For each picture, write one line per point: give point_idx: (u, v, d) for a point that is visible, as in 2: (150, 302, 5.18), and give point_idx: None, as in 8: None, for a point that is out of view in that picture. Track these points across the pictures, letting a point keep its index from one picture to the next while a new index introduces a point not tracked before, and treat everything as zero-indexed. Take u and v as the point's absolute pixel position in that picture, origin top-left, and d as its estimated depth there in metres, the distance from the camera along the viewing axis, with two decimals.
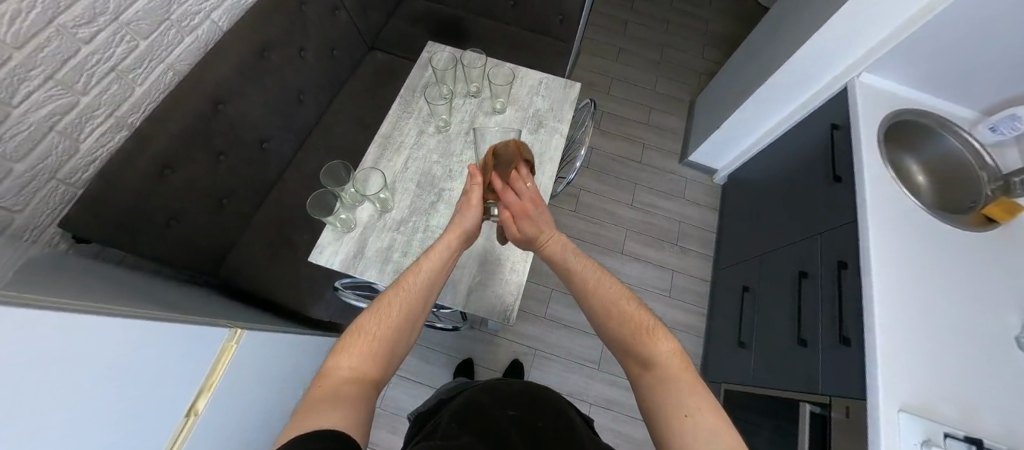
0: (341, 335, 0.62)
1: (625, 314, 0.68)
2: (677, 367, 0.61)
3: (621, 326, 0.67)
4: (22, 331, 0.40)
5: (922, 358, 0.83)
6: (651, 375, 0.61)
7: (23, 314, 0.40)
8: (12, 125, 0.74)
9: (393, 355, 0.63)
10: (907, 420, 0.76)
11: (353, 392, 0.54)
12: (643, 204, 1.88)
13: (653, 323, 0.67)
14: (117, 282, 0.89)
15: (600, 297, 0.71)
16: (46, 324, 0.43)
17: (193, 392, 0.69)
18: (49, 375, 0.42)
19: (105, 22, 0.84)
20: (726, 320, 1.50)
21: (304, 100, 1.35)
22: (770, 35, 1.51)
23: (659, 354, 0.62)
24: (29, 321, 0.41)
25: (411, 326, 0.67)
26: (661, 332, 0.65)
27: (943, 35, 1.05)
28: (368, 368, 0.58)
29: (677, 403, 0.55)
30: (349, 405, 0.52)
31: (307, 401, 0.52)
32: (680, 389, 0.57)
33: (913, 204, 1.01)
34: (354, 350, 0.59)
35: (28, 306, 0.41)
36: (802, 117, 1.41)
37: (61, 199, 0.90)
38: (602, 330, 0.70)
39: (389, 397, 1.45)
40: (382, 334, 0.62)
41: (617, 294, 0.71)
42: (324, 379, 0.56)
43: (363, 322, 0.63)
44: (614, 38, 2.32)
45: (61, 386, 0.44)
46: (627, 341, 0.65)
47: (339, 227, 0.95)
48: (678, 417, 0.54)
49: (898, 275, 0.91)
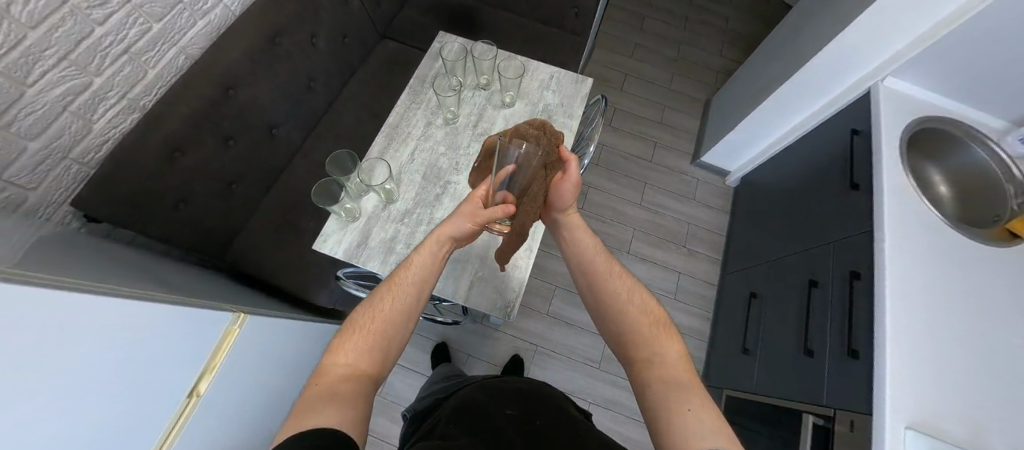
0: (336, 333, 0.62)
1: (639, 312, 0.70)
2: (683, 370, 0.61)
3: (634, 321, 0.69)
4: (23, 311, 0.40)
5: (933, 374, 0.80)
6: (654, 373, 0.60)
7: (24, 294, 0.40)
8: (27, 104, 0.76)
9: (390, 351, 0.63)
10: (915, 438, 0.74)
11: (350, 389, 0.54)
12: (652, 204, 1.85)
13: (665, 326, 0.68)
14: (126, 262, 0.91)
15: (619, 291, 0.73)
16: (52, 302, 0.44)
17: (195, 374, 0.71)
18: (53, 353, 0.43)
19: (119, 3, 0.84)
20: (731, 325, 1.47)
21: (314, 87, 1.35)
22: (792, 34, 1.46)
23: (667, 354, 0.63)
24: (30, 302, 0.41)
25: (406, 321, 0.66)
26: (672, 336, 0.67)
27: (975, 39, 1.01)
28: (365, 365, 0.58)
29: (679, 399, 0.55)
30: (346, 401, 0.51)
31: (304, 401, 0.51)
32: (683, 387, 0.57)
33: (933, 215, 0.98)
34: (350, 347, 0.59)
35: (35, 285, 0.42)
36: (821, 120, 1.37)
37: (74, 178, 0.91)
38: (613, 324, 0.71)
39: (389, 385, 1.47)
40: (378, 330, 0.62)
41: (635, 291, 0.73)
42: (320, 377, 0.56)
43: (358, 320, 0.63)
44: (630, 33, 2.27)
45: (65, 365, 0.44)
46: (637, 336, 0.67)
47: (344, 216, 0.95)
48: (679, 411, 0.53)
49: (913, 287, 0.88)
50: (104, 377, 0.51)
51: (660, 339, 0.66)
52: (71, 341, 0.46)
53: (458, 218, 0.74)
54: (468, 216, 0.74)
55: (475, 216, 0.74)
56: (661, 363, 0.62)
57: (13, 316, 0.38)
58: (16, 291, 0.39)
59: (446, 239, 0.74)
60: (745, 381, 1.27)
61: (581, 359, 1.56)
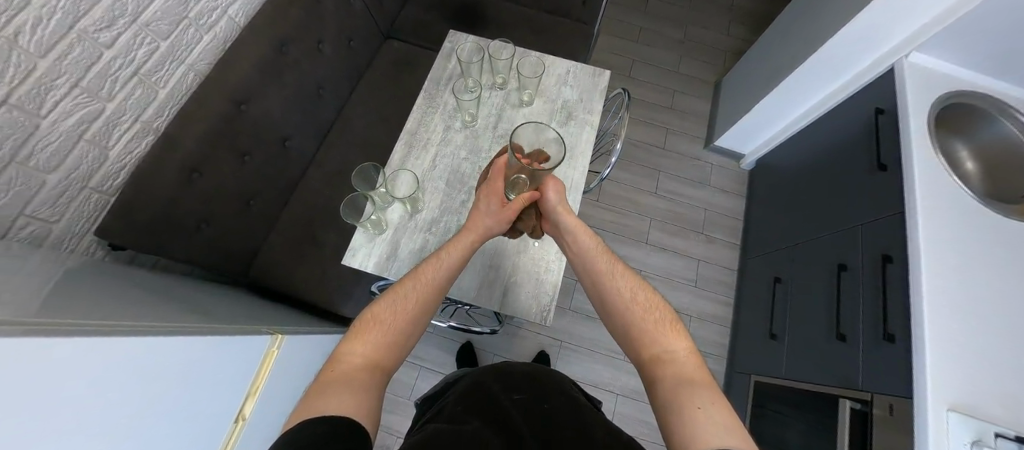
0: (354, 322, 0.60)
1: (644, 308, 0.65)
2: (695, 368, 0.56)
3: (639, 318, 0.64)
4: (67, 373, 0.38)
5: (976, 355, 0.80)
6: (664, 370, 0.56)
7: (65, 356, 0.38)
8: (43, 136, 0.73)
9: (405, 344, 0.61)
10: (958, 420, 0.74)
11: (365, 379, 0.52)
12: (667, 192, 1.83)
13: (671, 320, 0.64)
14: (155, 286, 0.90)
15: (621, 289, 0.68)
16: (102, 348, 0.43)
17: (241, 398, 0.73)
18: (98, 403, 0.42)
19: (124, 24, 0.81)
20: (756, 310, 1.48)
21: (323, 95, 1.33)
22: (804, 11, 1.43)
23: (676, 349, 0.59)
24: (75, 361, 0.39)
25: (424, 317, 0.64)
26: (679, 331, 0.62)
27: (1002, 15, 0.98)
28: (381, 356, 0.57)
29: (690, 394, 0.50)
30: (361, 392, 0.50)
31: (318, 386, 0.49)
32: (694, 383, 0.53)
33: (965, 192, 0.96)
34: (367, 335, 0.58)
35: (78, 336, 0.40)
36: (839, 100, 1.35)
37: (95, 207, 0.90)
38: (615, 324, 0.67)
39: (419, 389, 1.48)
40: (398, 321, 0.60)
41: (636, 288, 0.69)
42: (335, 363, 0.54)
43: (378, 310, 0.61)
44: (634, 16, 2.22)
45: (111, 413, 0.43)
46: (642, 333, 0.62)
47: (371, 229, 0.93)
48: (689, 409, 0.48)
49: (951, 269, 0.87)
50: (154, 416, 0.51)
51: (667, 334, 0.61)
52: (115, 391, 0.44)
53: (485, 198, 0.75)
54: (492, 192, 0.75)
55: (496, 190, 0.75)
56: (669, 358, 0.58)
57: (53, 378, 0.36)
58: (61, 345, 0.38)
59: (483, 238, 0.74)
60: (776, 367, 1.28)
61: (606, 351, 1.57)
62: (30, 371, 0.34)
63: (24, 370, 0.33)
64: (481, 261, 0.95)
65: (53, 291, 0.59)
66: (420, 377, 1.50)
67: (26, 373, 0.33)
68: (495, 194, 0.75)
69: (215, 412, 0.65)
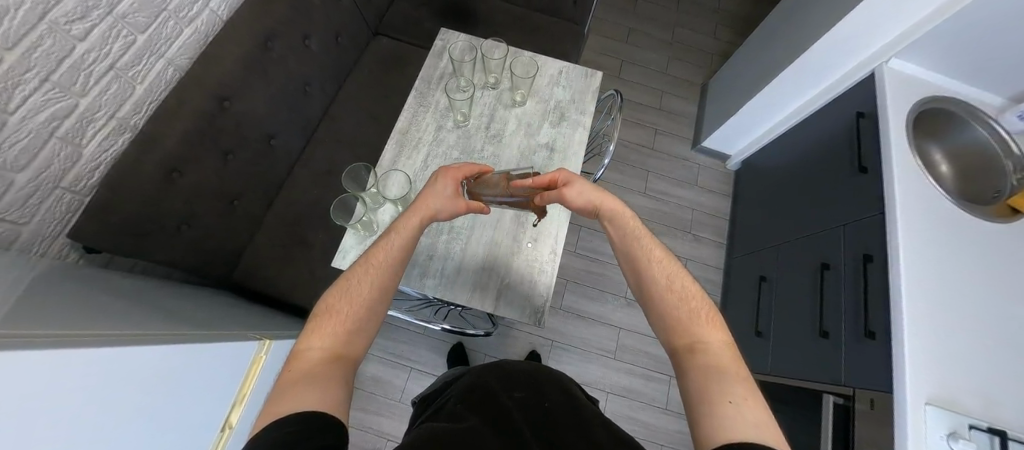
0: (309, 317, 0.55)
1: (681, 296, 0.60)
2: (729, 358, 0.52)
3: (674, 306, 0.59)
4: (47, 387, 0.37)
5: (951, 350, 0.84)
6: (696, 362, 0.52)
7: (44, 371, 0.36)
8: (12, 133, 0.69)
9: (370, 329, 0.58)
10: (934, 413, 0.77)
11: (330, 372, 0.48)
12: (655, 192, 1.86)
13: (706, 309, 0.59)
14: (131, 289, 0.86)
15: (656, 276, 0.62)
16: (77, 360, 0.41)
17: (227, 405, 0.72)
18: (80, 416, 0.40)
19: (99, 16, 0.77)
20: (743, 308, 1.52)
21: (310, 92, 1.29)
22: (789, 15, 1.46)
23: (709, 341, 0.54)
24: (52, 375, 0.38)
25: (386, 298, 0.60)
26: (716, 323, 0.57)
27: (971, 23, 1.03)
28: (344, 348, 0.53)
29: (720, 389, 0.47)
30: (328, 385, 0.46)
31: (280, 388, 0.46)
32: (725, 377, 0.49)
33: (940, 193, 1.00)
34: (327, 328, 0.53)
35: (60, 348, 0.40)
36: (821, 104, 1.38)
37: (68, 207, 0.85)
38: (650, 310, 0.61)
39: (410, 392, 1.46)
40: (356, 309, 0.56)
41: (673, 276, 0.62)
42: (293, 362, 0.50)
43: (334, 302, 0.56)
44: (624, 18, 2.23)
45: (98, 425, 0.42)
46: (676, 321, 0.57)
47: (361, 230, 0.91)
48: (718, 403, 0.45)
49: (928, 267, 0.91)
50: (139, 422, 0.50)
51: (702, 325, 0.56)
52: (99, 402, 0.43)
53: (440, 180, 0.72)
54: (449, 175, 0.73)
55: (455, 174, 0.73)
56: (701, 348, 0.53)
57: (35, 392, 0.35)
58: (39, 360, 0.36)
59: (431, 219, 0.70)
60: (763, 363, 1.31)
61: (596, 350, 1.58)
62: (13, 387, 0.32)
63: (13, 382, 0.32)
64: (475, 263, 0.95)
65: (23, 297, 0.56)
66: (409, 378, 1.49)
67: (13, 387, 0.32)
68: (452, 177, 0.73)
69: (198, 420, 0.63)
